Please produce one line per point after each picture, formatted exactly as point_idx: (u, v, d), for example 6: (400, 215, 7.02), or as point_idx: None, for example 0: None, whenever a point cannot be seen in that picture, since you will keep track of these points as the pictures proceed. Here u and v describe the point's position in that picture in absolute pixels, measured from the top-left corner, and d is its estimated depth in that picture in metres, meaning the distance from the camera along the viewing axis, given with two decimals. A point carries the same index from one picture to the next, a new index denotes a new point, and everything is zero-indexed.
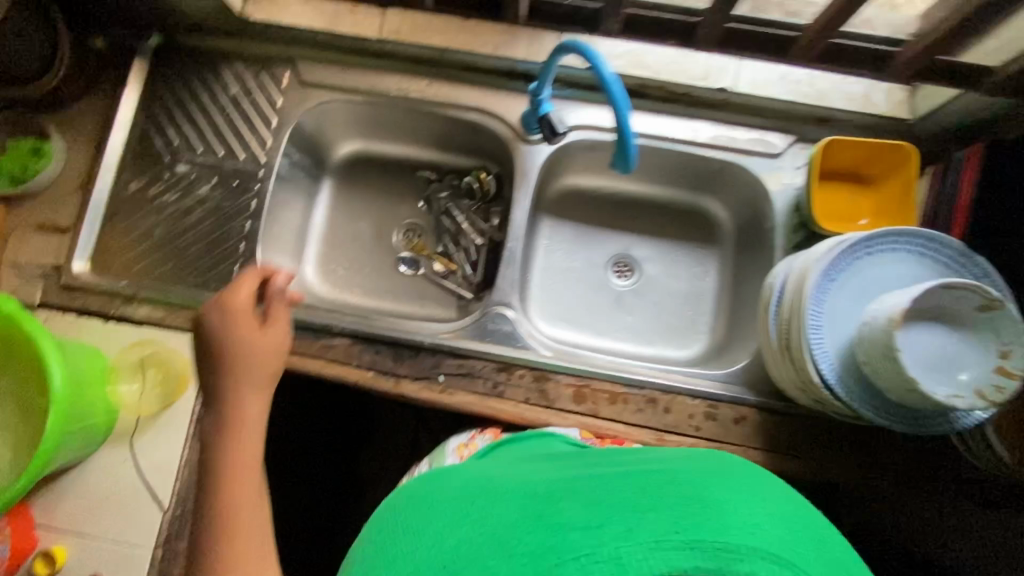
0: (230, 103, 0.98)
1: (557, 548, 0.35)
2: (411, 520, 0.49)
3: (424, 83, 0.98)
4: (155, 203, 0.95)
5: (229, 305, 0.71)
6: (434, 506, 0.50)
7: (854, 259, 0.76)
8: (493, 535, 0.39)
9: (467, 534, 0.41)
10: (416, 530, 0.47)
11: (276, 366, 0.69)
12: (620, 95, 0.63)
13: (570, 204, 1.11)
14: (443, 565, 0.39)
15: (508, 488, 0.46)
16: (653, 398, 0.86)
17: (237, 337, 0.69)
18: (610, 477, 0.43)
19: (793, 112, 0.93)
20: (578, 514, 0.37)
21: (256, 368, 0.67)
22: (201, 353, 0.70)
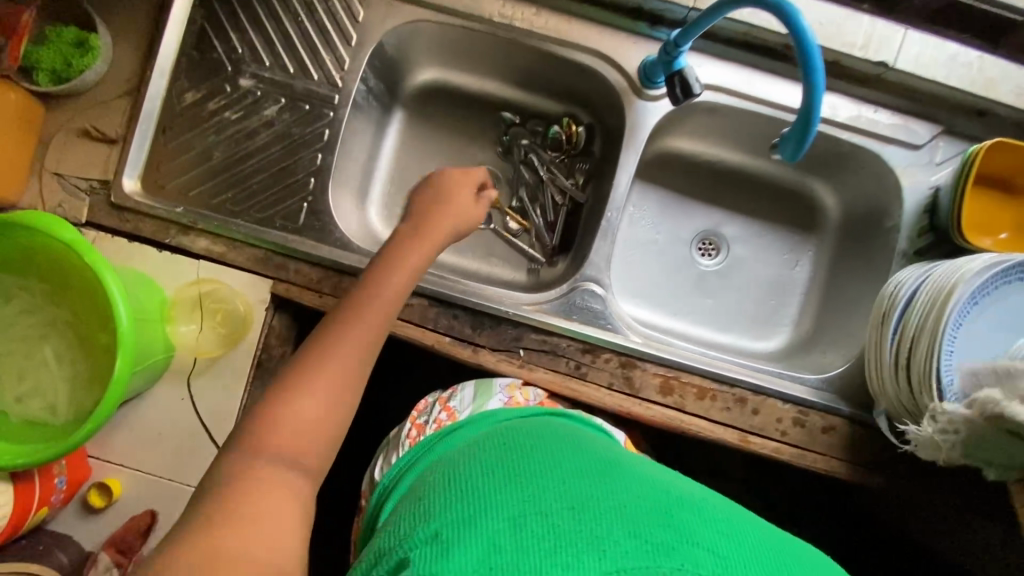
0: (304, 9, 0.84)
1: (686, 559, 0.37)
2: (509, 447, 0.50)
3: (530, 12, 0.85)
4: (214, 121, 0.84)
5: (467, 172, 0.75)
6: (532, 444, 0.51)
7: (1004, 283, 0.69)
8: (597, 505, 0.41)
9: (589, 491, 0.43)
10: (520, 459, 0.48)
11: (456, 230, 0.71)
12: (820, 74, 0.56)
13: (662, 171, 1.02)
14: (566, 505, 0.41)
15: (621, 469, 0.48)
16: (742, 397, 0.82)
17: (455, 195, 0.72)
18: (710, 506, 0.46)
19: (946, 99, 0.82)
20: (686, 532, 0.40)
21: (445, 219, 0.70)
22: (420, 199, 0.72)
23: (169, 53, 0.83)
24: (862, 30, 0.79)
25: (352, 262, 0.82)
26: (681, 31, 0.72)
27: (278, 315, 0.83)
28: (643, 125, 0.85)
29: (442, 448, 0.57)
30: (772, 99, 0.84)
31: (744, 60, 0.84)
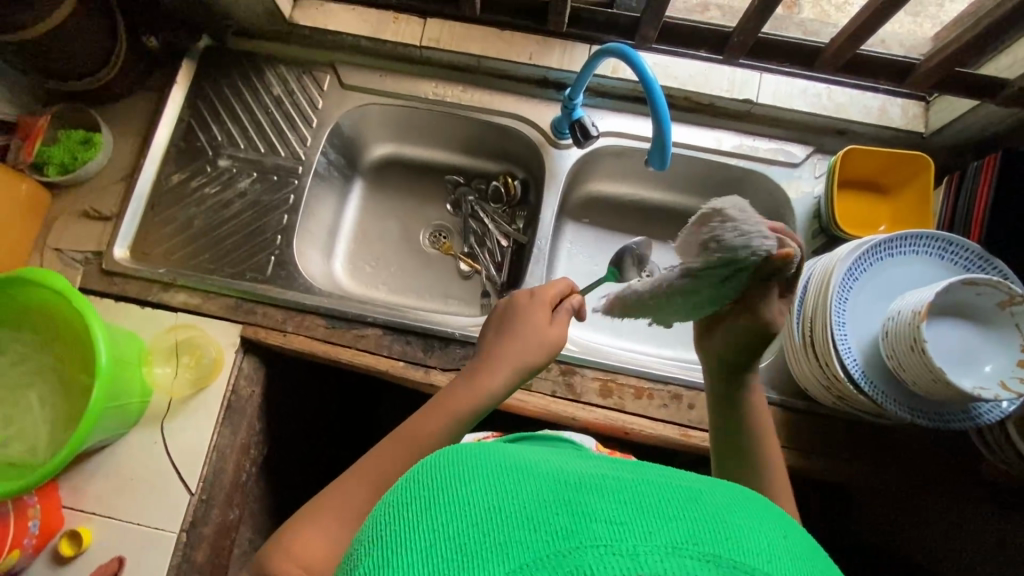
0: (273, 102, 1.02)
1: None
2: (415, 534, 0.30)
3: (459, 90, 1.02)
4: (196, 195, 0.99)
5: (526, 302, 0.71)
6: (442, 537, 0.29)
7: (876, 259, 0.79)
8: (544, 511, 0.30)
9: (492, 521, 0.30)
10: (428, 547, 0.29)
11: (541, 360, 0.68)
12: (661, 99, 0.71)
13: (593, 210, 1.14)
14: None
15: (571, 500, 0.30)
16: (676, 393, 0.88)
17: (526, 325, 0.68)
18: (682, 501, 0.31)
19: (811, 124, 0.97)
20: (653, 493, 0.31)
21: (535, 350, 0.67)
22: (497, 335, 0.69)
23: (159, 144, 0.99)
24: (726, 77, 0.96)
25: (314, 301, 0.92)
26: (572, 87, 0.88)
27: (248, 358, 0.92)
28: (561, 169, 1.00)
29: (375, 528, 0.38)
30: None
31: (638, 110, 1.00)
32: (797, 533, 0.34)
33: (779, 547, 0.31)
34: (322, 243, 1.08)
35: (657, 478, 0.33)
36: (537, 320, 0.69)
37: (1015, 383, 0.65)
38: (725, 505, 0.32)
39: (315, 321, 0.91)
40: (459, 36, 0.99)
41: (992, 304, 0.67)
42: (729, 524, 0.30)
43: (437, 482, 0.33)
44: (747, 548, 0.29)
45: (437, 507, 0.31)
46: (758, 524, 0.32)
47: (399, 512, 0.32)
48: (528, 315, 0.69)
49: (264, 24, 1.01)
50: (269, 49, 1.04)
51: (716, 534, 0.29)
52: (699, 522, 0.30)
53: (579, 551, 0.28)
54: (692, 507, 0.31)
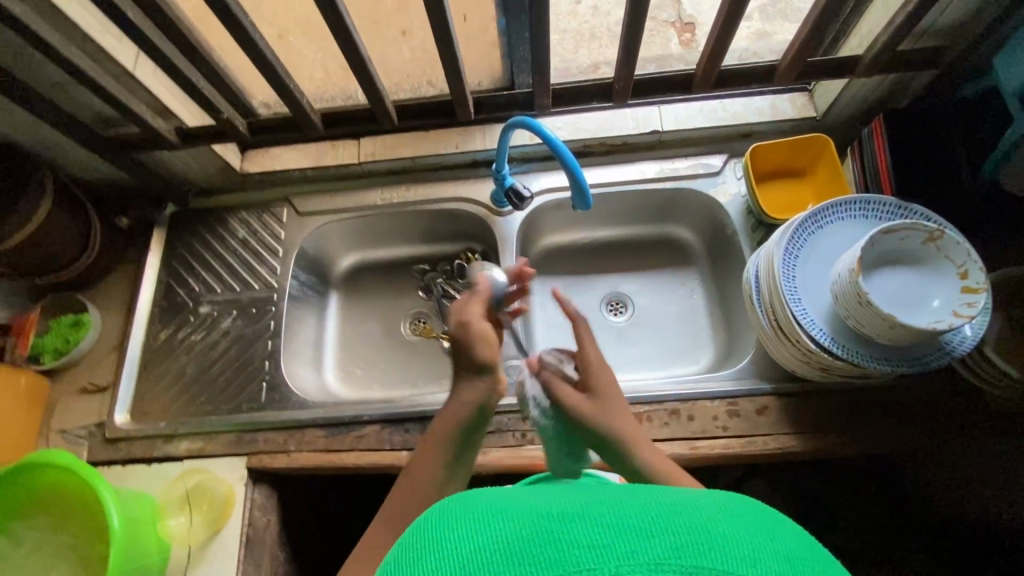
0: (239, 243, 1.12)
1: None
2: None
3: (403, 189, 1.12)
4: (184, 345, 1.05)
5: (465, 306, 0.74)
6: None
7: (809, 233, 0.84)
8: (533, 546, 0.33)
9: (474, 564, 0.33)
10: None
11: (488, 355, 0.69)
12: (565, 150, 0.79)
13: (554, 261, 1.22)
14: None
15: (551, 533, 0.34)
16: (673, 408, 0.89)
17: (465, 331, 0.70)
18: (661, 513, 0.34)
19: (719, 135, 1.06)
20: (638, 513, 0.34)
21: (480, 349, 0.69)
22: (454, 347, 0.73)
23: (144, 308, 1.07)
24: (630, 117, 1.07)
25: (312, 414, 0.95)
26: (497, 161, 0.98)
27: (258, 487, 0.93)
28: (511, 234, 1.08)
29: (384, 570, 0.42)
30: (594, 181, 1.08)
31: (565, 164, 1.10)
32: (801, 544, 0.36)
33: (760, 546, 0.34)
34: (311, 358, 1.12)
35: (638, 499, 0.36)
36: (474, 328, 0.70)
37: (965, 308, 0.68)
38: (718, 517, 0.35)
39: (315, 433, 0.93)
40: (390, 145, 1.10)
41: (919, 244, 0.72)
42: (715, 532, 0.33)
43: (440, 531, 0.37)
44: (730, 553, 0.32)
45: (429, 535, 0.37)
46: (751, 531, 0.35)
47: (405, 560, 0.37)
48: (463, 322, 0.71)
49: (219, 179, 1.13)
50: (227, 199, 1.15)
51: (700, 544, 0.32)
52: (685, 535, 0.33)
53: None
54: (678, 520, 0.34)
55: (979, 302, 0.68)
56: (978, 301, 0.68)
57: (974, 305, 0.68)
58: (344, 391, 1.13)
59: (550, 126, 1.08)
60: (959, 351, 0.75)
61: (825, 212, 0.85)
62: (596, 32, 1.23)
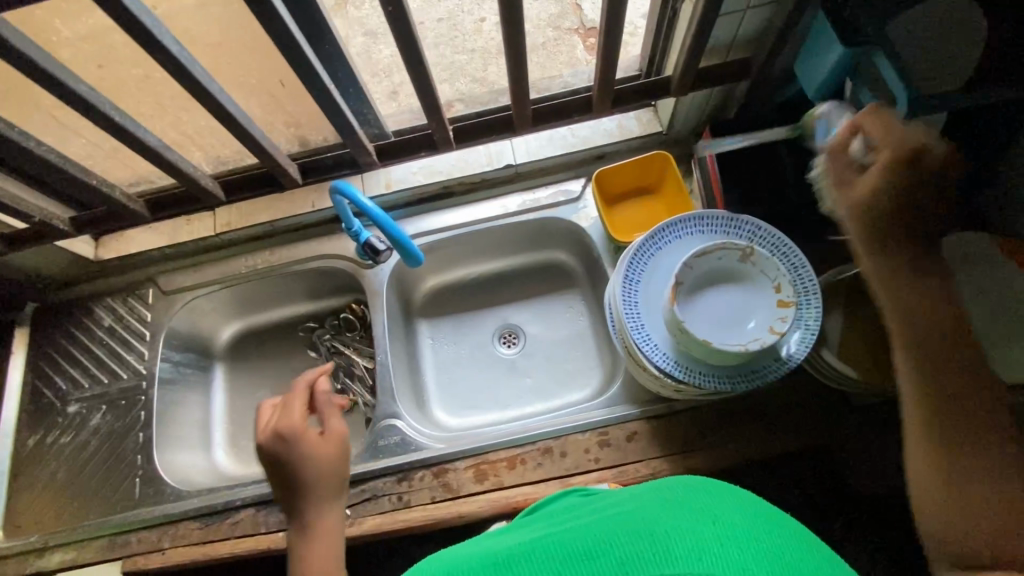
0: (105, 333, 1.08)
1: None
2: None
3: (269, 254, 1.10)
4: (53, 449, 1.00)
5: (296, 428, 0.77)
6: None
7: (647, 257, 0.84)
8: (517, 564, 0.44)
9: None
10: None
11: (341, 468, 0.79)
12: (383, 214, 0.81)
13: (440, 303, 1.20)
14: None
15: (541, 552, 0.45)
16: (546, 447, 0.89)
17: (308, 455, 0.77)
18: (634, 525, 0.43)
19: (572, 161, 1.07)
20: (608, 531, 0.43)
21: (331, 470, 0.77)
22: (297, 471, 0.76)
23: (9, 416, 1.03)
24: (482, 153, 1.07)
25: (185, 505, 0.92)
26: (344, 219, 0.96)
27: None
28: (381, 285, 1.06)
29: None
30: (456, 222, 1.08)
31: (426, 210, 1.09)
32: (776, 547, 0.40)
33: (708, 545, 0.40)
34: (197, 440, 1.09)
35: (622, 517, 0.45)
36: (312, 441, 0.77)
37: (779, 324, 0.69)
38: (675, 522, 0.42)
39: (189, 526, 0.91)
40: (246, 212, 1.08)
41: (734, 262, 0.72)
42: (661, 532, 0.41)
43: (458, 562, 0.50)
44: (670, 549, 0.40)
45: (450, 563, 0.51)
46: (700, 532, 0.41)
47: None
48: (307, 441, 0.77)
49: (75, 270, 1.09)
50: (89, 288, 1.11)
51: (643, 548, 0.40)
52: (631, 543, 0.41)
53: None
54: (629, 531, 0.42)
55: (789, 316, 0.69)
56: (788, 316, 0.69)
57: (785, 320, 0.69)
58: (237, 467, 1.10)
59: (406, 173, 1.08)
60: (793, 361, 0.75)
61: (660, 234, 0.85)
62: (463, 64, 1.23)
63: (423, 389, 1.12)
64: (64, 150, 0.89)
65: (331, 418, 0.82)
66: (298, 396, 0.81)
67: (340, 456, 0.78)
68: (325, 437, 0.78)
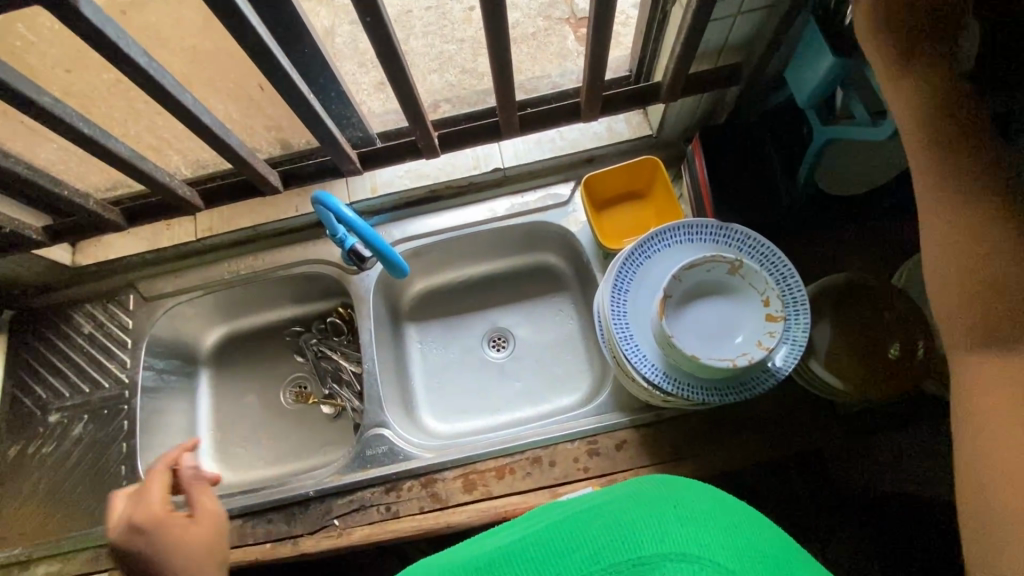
0: (86, 340, 1.06)
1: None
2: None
3: (253, 259, 1.08)
4: (36, 460, 0.99)
5: (153, 515, 0.70)
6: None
7: (637, 266, 0.83)
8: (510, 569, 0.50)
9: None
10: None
11: (222, 546, 0.72)
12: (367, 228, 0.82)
13: (428, 306, 1.19)
14: None
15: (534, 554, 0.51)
16: (535, 456, 0.88)
17: (172, 545, 0.69)
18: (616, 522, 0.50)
19: (561, 163, 1.05)
20: (588, 537, 0.49)
21: (206, 551, 0.71)
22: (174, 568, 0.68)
23: None
24: (469, 156, 1.05)
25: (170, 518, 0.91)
26: (329, 226, 0.94)
27: None
28: (368, 291, 1.04)
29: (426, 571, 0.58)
30: (442, 226, 1.06)
31: (412, 214, 1.07)
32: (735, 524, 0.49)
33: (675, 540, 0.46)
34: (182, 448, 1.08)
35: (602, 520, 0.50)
36: (179, 524, 0.71)
37: (767, 338, 0.69)
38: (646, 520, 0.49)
39: None
40: (228, 218, 1.06)
41: (723, 275, 0.71)
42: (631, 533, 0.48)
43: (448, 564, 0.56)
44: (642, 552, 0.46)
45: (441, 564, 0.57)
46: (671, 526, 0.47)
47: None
48: (169, 529, 0.70)
49: (53, 277, 1.06)
50: (68, 295, 1.08)
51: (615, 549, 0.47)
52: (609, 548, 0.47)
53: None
54: (603, 535, 0.49)
55: (778, 331, 0.68)
56: (777, 331, 0.69)
57: (773, 335, 0.68)
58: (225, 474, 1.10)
59: (393, 176, 1.06)
60: (781, 373, 0.75)
61: (650, 243, 0.84)
62: (452, 54, 1.19)
63: (412, 394, 1.12)
64: (36, 157, 0.86)
65: (199, 496, 0.76)
66: (157, 478, 0.74)
67: (215, 535, 0.73)
68: (197, 520, 0.73)
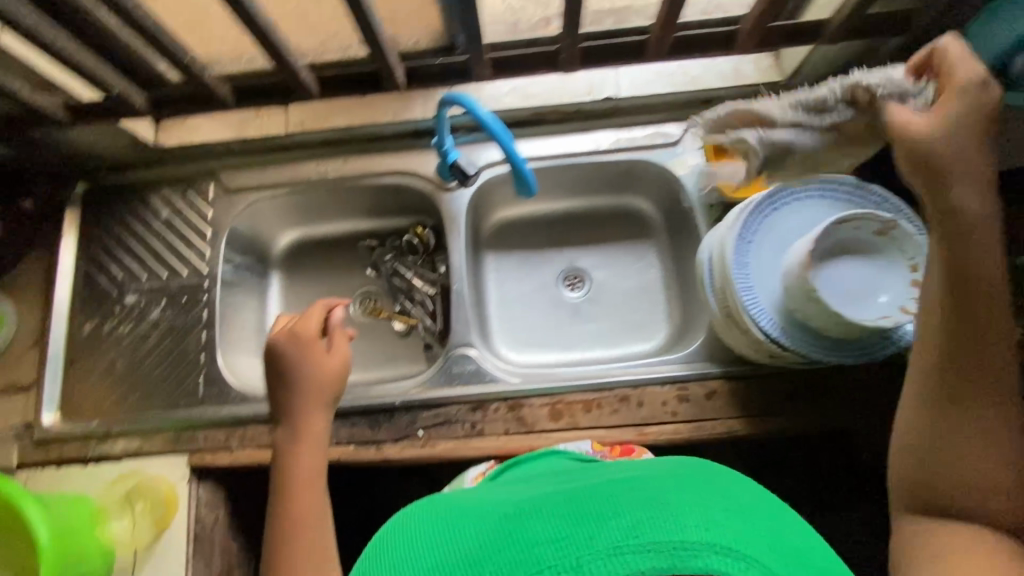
0: (163, 225, 1.02)
1: (531, 559, 0.40)
2: (411, 552, 0.48)
3: (341, 161, 1.03)
4: (112, 339, 0.98)
5: (301, 334, 0.79)
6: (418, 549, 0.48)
7: (764, 217, 0.81)
8: (514, 527, 0.44)
9: (459, 547, 0.45)
10: (409, 556, 0.48)
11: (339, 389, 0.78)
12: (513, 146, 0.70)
13: (508, 236, 1.17)
14: None
15: (553, 503, 0.45)
16: (624, 395, 0.89)
17: (305, 365, 0.77)
18: (647, 488, 0.44)
19: (678, 100, 1.00)
20: (612, 498, 0.44)
21: (324, 389, 0.77)
22: (292, 385, 0.77)
23: (63, 300, 0.99)
24: (584, 81, 1.00)
25: (253, 410, 0.91)
26: (438, 134, 0.90)
27: (203, 485, 0.91)
28: (458, 210, 1.01)
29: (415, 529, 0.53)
30: (544, 152, 1.00)
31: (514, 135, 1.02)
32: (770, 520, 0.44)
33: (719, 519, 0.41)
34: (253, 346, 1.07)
35: (629, 489, 0.45)
36: (317, 353, 0.78)
37: (913, 304, 0.68)
38: (686, 498, 0.43)
39: (258, 430, 0.90)
40: (320, 114, 1.03)
41: (872, 234, 0.69)
42: (666, 503, 0.42)
43: (438, 525, 0.51)
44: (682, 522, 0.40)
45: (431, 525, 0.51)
46: (711, 507, 0.42)
47: (410, 543, 0.49)
48: (311, 351, 0.78)
49: (131, 154, 1.01)
50: (144, 175, 1.04)
51: (653, 517, 0.40)
52: (637, 510, 0.42)
53: (535, 545, 0.41)
54: (640, 497, 0.43)
55: None
56: None
57: (920, 301, 0.67)
58: None
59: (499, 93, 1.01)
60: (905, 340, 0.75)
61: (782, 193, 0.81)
62: None
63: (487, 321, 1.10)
64: None
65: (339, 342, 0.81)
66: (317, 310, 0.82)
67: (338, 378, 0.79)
68: (329, 356, 0.79)
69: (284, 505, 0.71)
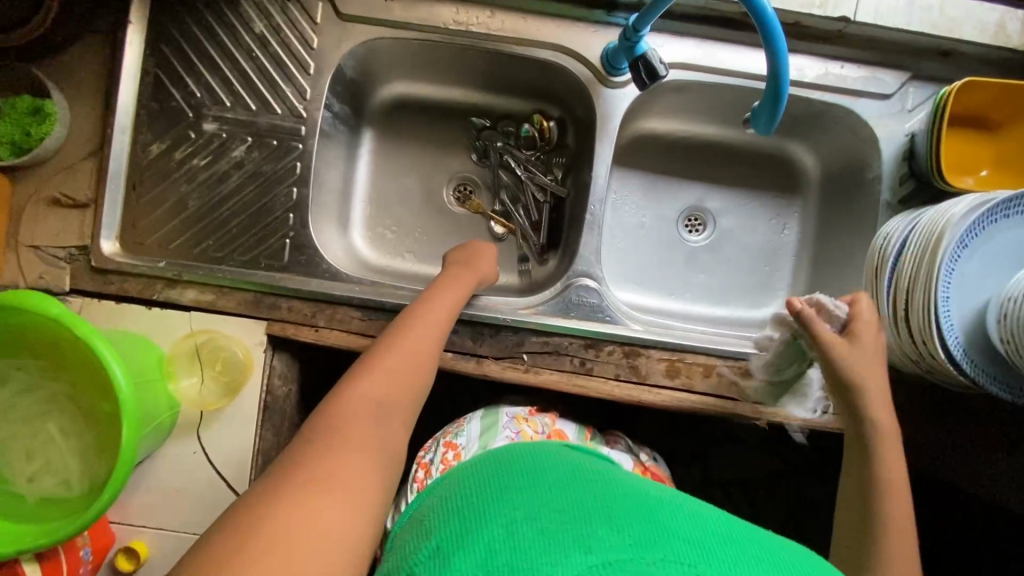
0: (255, 42, 0.83)
1: (658, 548, 0.37)
2: (491, 492, 0.43)
3: (486, 15, 0.84)
4: (184, 169, 0.83)
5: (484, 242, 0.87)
6: (501, 490, 0.43)
7: (991, 223, 0.70)
8: (632, 514, 0.40)
9: (563, 504, 0.41)
10: (495, 500, 0.42)
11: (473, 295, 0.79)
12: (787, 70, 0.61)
13: (639, 153, 1.01)
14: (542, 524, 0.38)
15: (663, 504, 0.43)
16: (748, 368, 0.82)
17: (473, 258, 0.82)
18: (749, 527, 0.43)
19: (910, 45, 0.82)
20: (725, 524, 0.42)
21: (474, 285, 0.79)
22: (457, 264, 0.81)
23: (127, 107, 0.82)
24: None
25: (345, 291, 0.82)
26: (638, 15, 0.72)
27: (278, 355, 0.83)
28: (615, 112, 0.86)
29: (471, 470, 0.48)
30: (736, 68, 0.85)
31: (704, 33, 0.84)
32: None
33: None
34: (336, 212, 0.94)
35: (739, 525, 0.43)
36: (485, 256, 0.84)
37: None
38: (791, 555, 0.41)
39: (348, 313, 0.81)
40: None
41: None
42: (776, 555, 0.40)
43: (514, 467, 0.46)
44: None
45: (501, 469, 0.46)
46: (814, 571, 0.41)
47: (480, 489, 0.44)
48: (482, 247, 0.85)
49: None
50: None
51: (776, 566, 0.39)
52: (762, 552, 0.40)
53: (661, 540, 0.38)
54: (752, 541, 0.41)
55: None
56: None
57: None
58: (375, 256, 0.97)
59: None
60: None
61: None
62: None
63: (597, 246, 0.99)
64: None
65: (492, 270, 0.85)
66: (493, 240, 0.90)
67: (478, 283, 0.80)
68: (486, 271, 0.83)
69: (390, 340, 0.66)
